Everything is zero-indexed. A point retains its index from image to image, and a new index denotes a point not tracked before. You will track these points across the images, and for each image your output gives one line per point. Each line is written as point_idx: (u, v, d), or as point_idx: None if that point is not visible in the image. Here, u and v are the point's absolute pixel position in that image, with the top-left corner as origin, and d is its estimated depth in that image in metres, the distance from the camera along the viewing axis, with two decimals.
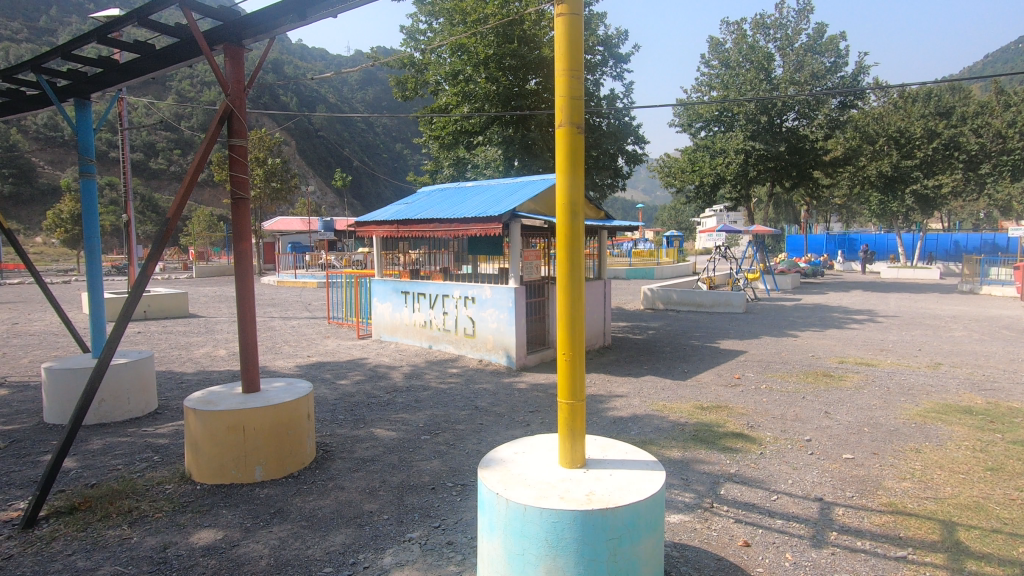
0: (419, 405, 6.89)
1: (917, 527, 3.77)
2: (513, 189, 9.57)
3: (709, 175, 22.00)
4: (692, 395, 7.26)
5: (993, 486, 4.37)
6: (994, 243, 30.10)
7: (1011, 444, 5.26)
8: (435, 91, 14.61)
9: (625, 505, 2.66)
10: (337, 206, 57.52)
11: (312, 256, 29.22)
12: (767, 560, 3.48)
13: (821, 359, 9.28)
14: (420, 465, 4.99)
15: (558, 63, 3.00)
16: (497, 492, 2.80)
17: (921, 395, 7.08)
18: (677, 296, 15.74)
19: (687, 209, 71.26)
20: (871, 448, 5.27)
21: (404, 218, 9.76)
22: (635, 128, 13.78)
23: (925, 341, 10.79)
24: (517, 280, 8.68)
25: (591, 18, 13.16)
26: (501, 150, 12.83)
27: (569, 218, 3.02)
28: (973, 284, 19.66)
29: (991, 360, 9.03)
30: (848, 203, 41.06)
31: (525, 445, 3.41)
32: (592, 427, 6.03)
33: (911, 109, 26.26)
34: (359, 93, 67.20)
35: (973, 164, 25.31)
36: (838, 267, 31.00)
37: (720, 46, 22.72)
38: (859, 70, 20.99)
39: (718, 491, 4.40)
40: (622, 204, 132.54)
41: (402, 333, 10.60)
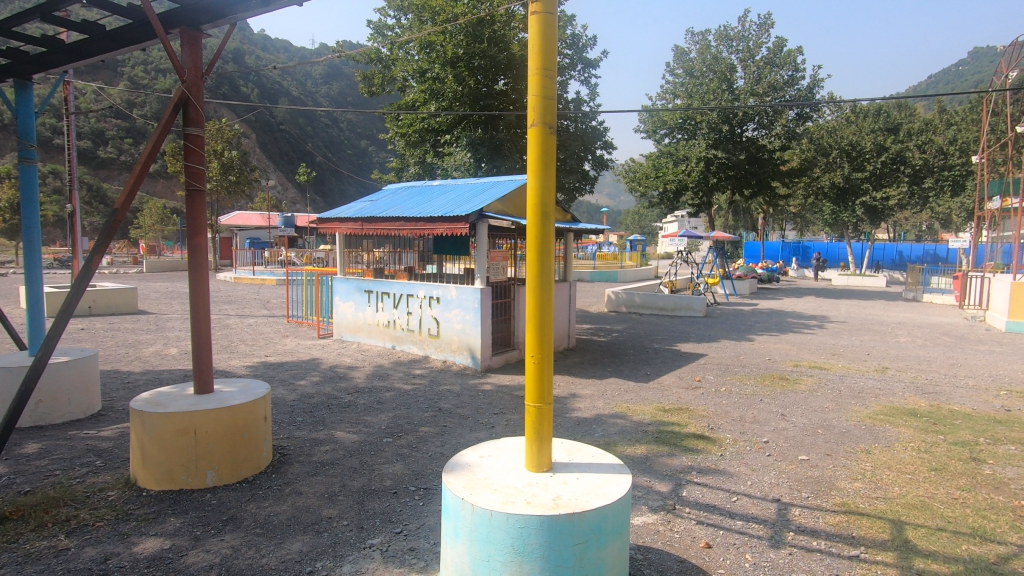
0: (381, 407, 6.72)
1: (868, 526, 3.89)
2: (480, 190, 9.49)
3: (672, 182, 22.46)
4: (655, 397, 7.35)
5: (937, 486, 4.56)
6: (935, 253, 31.81)
7: (953, 446, 5.52)
8: (402, 88, 14.40)
9: (591, 509, 2.63)
10: (298, 202, 56.12)
11: (272, 253, 28.40)
12: (728, 561, 3.53)
13: (777, 363, 9.57)
14: (382, 469, 4.87)
15: (530, 63, 2.98)
16: (462, 497, 2.74)
17: (870, 397, 7.37)
18: (640, 299, 15.98)
19: (650, 214, 72.42)
20: (825, 449, 5.44)
21: (369, 216, 9.58)
22: (603, 133, 13.88)
23: (873, 346, 11.25)
24: (483, 281, 8.62)
25: (563, 20, 13.28)
26: (470, 153, 12.74)
27: (540, 217, 2.98)
28: (916, 293, 20.67)
29: (933, 365, 9.50)
30: (801, 212, 42.80)
31: (491, 449, 3.36)
32: (557, 429, 6.01)
33: (862, 122, 27.28)
34: (324, 87, 65.73)
35: (918, 179, 26.59)
36: (793, 274, 32.09)
37: (685, 55, 23.24)
38: (814, 83, 21.75)
39: (681, 493, 4.44)
40: (587, 208, 134.48)
41: (364, 334, 10.39)
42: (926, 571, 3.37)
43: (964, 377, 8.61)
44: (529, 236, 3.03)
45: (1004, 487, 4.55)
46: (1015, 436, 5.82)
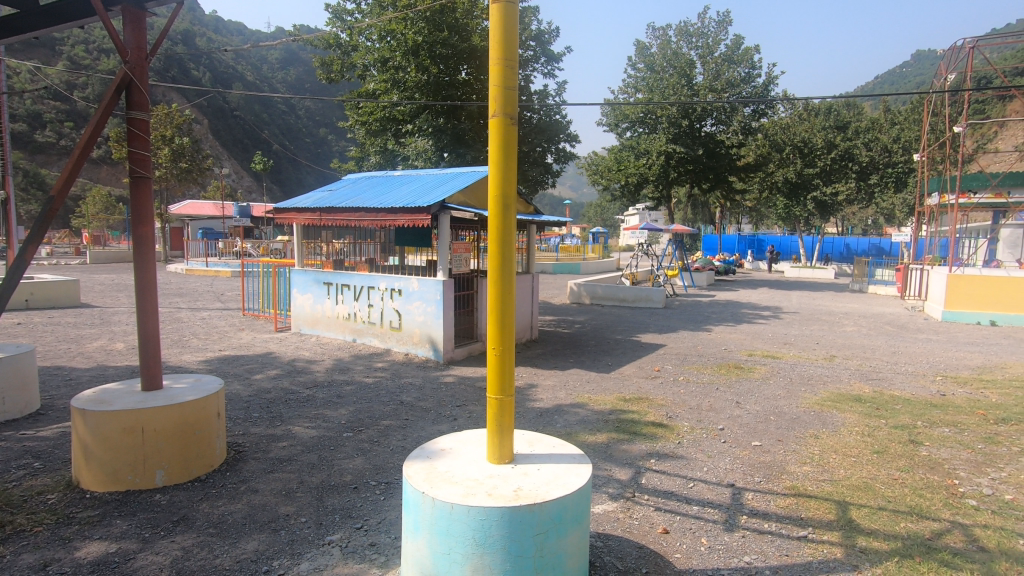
0: (341, 401, 6.60)
1: (816, 508, 4.07)
2: (442, 181, 9.38)
3: (633, 175, 22.79)
4: (616, 387, 7.46)
5: (879, 467, 4.80)
6: (879, 247, 33.39)
7: (894, 429, 5.82)
8: (362, 75, 14.08)
9: (552, 500, 2.65)
10: (254, 191, 54.32)
11: (226, 244, 27.43)
12: (684, 546, 3.62)
13: (732, 352, 9.87)
14: (341, 464, 4.79)
15: (491, 53, 2.94)
16: (422, 491, 2.72)
17: (819, 385, 7.68)
18: (603, 291, 16.18)
19: (612, 207, 73.24)
20: (777, 435, 5.65)
21: (328, 207, 9.36)
22: (566, 126, 13.88)
23: (822, 335, 11.73)
24: (445, 273, 8.54)
25: (527, 11, 13.21)
26: (432, 141, 12.61)
27: (502, 208, 2.97)
28: (862, 284, 21.65)
29: (877, 353, 9.99)
30: (756, 206, 44.18)
31: (453, 442, 3.35)
32: (519, 420, 6.03)
33: (814, 120, 28.26)
34: (280, 72, 63.62)
35: (865, 175, 27.82)
36: (748, 266, 33.12)
37: (646, 50, 23.51)
38: (769, 80, 22.37)
39: (640, 481, 4.53)
40: (551, 200, 135.11)
41: (324, 326, 10.17)
42: (868, 549, 3.55)
43: (904, 364, 9.09)
44: (490, 228, 3.00)
45: (939, 467, 4.83)
46: (949, 419, 6.18)
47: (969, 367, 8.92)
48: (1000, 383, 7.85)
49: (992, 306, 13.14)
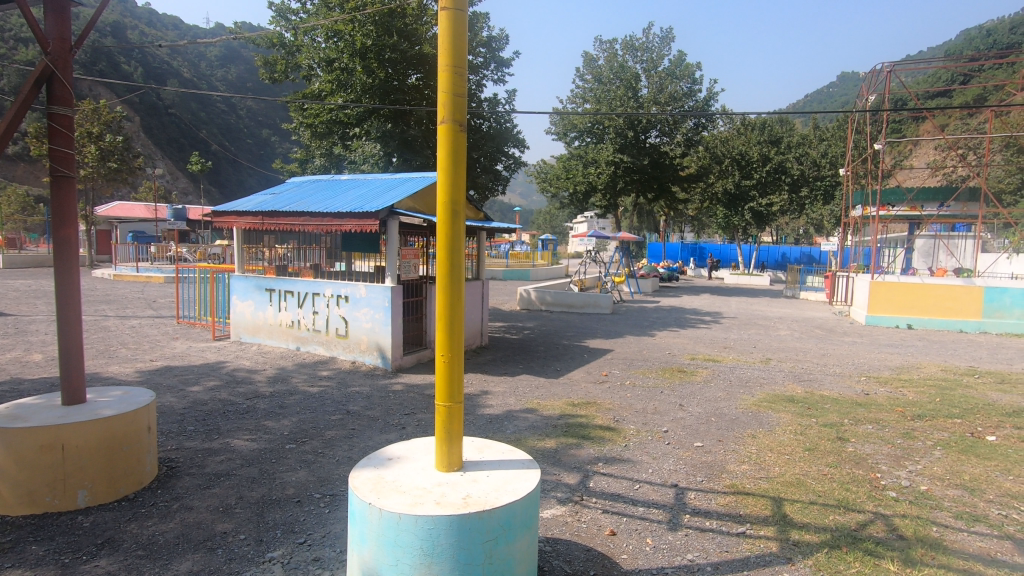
0: (284, 412, 6.37)
1: (753, 505, 4.25)
2: (391, 186, 9.26)
3: (582, 183, 23.24)
4: (565, 392, 7.55)
5: (810, 464, 5.08)
6: (810, 255, 35.43)
7: (823, 427, 6.18)
8: (307, 76, 13.74)
9: (501, 506, 2.65)
10: (190, 193, 51.79)
11: (159, 248, 26.01)
12: (630, 547, 3.70)
13: (676, 356, 10.21)
14: (284, 477, 4.62)
15: (440, 59, 2.95)
16: (368, 502, 2.66)
17: (756, 386, 8.05)
18: (552, 297, 16.36)
19: (560, 214, 74.29)
20: (717, 435, 5.87)
21: (270, 210, 9.05)
22: (516, 134, 13.98)
23: (758, 339, 12.31)
24: (394, 279, 8.43)
25: (477, 19, 13.27)
26: (380, 145, 12.40)
27: (451, 214, 2.96)
28: (794, 290, 22.87)
29: (808, 355, 10.57)
30: (698, 216, 46.01)
31: (401, 450, 3.30)
32: (468, 427, 6.00)
33: (750, 133, 29.71)
34: (220, 70, 61.12)
35: (796, 187, 29.51)
36: (690, 273, 34.35)
37: (594, 62, 24.07)
38: (710, 95, 23.39)
39: (588, 484, 4.60)
40: (501, 207, 135.83)
41: (265, 334, 9.80)
42: (801, 542, 3.74)
43: (832, 365, 9.68)
44: (439, 233, 3.00)
45: (863, 462, 5.15)
46: (872, 416, 6.62)
47: (889, 368, 9.59)
48: (916, 382, 8.47)
49: (908, 310, 14.17)
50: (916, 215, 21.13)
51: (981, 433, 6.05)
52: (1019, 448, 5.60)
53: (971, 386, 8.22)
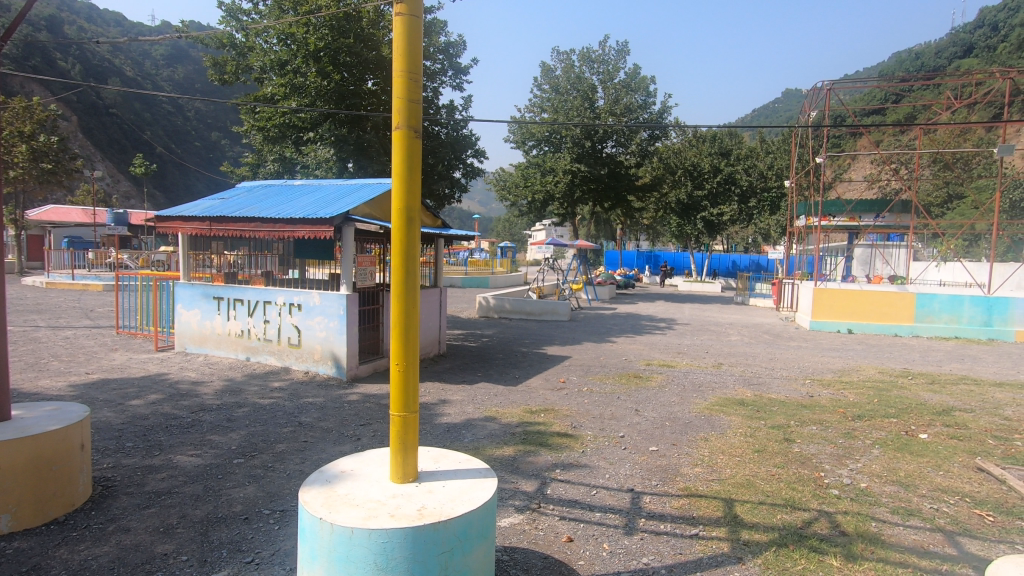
0: (232, 425, 6.11)
1: (705, 506, 4.36)
2: (346, 192, 9.09)
3: (540, 191, 23.47)
4: (522, 399, 7.56)
5: (760, 465, 5.24)
6: (758, 263, 36.85)
7: (771, 429, 6.41)
8: (259, 78, 13.39)
9: (457, 516, 2.62)
10: (133, 197, 49.38)
11: (98, 254, 24.64)
12: (587, 552, 3.72)
13: (632, 362, 10.39)
14: (231, 493, 4.43)
15: (395, 65, 2.92)
16: (320, 517, 2.58)
17: (708, 390, 8.28)
18: (510, 305, 16.38)
19: (519, 222, 74.56)
20: (671, 439, 6.00)
21: (219, 215, 8.74)
22: (474, 141, 14.00)
23: (710, 344, 12.68)
24: (349, 287, 8.24)
25: (434, 24, 13.24)
26: (334, 150, 12.20)
27: (406, 220, 2.93)
28: (744, 297, 23.70)
29: (757, 360, 10.96)
30: (652, 225, 47.19)
31: (354, 463, 3.22)
32: (425, 436, 5.92)
33: (701, 145, 30.65)
34: (166, 69, 58.73)
35: (745, 198, 30.72)
36: (646, 280, 35.12)
37: (551, 72, 24.39)
38: (663, 108, 24.12)
39: (545, 491, 4.61)
40: (460, 215, 135.66)
41: (212, 345, 9.41)
42: (751, 541, 3.85)
43: (779, 369, 10.07)
44: (394, 240, 2.95)
45: (808, 462, 5.36)
46: (816, 417, 6.91)
47: (831, 370, 10.06)
48: (855, 384, 8.92)
49: (848, 316, 14.91)
50: (854, 226, 22.33)
51: (914, 431, 6.41)
52: (949, 444, 5.96)
53: (905, 387, 8.71)
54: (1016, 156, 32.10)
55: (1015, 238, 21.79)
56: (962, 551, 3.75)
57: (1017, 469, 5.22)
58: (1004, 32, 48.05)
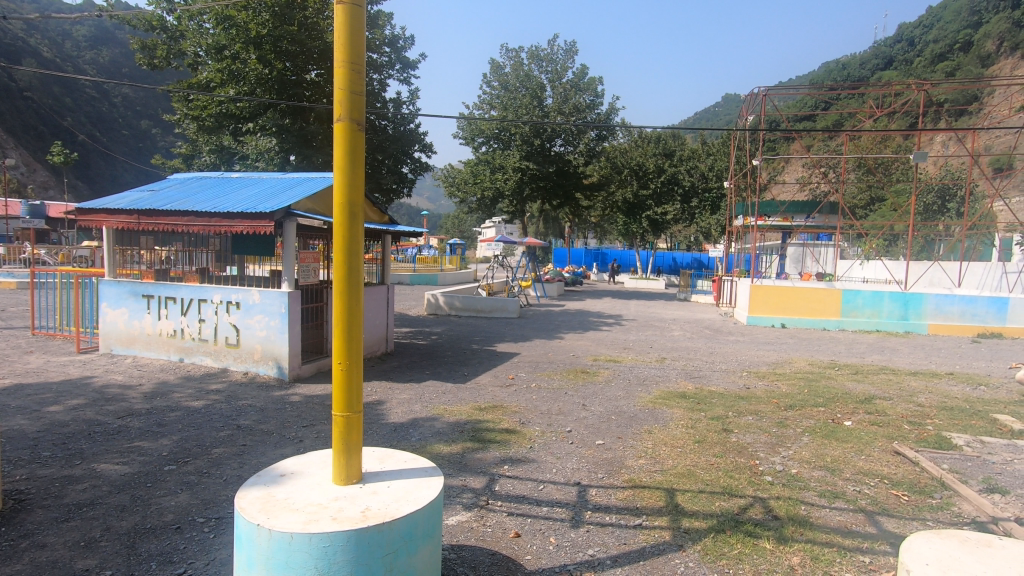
0: (163, 430, 5.78)
1: (648, 497, 4.48)
2: (288, 185, 8.75)
3: (489, 189, 23.46)
4: (471, 397, 7.53)
5: (700, 455, 5.44)
6: (699, 261, 38.27)
7: (710, 420, 6.67)
8: (193, 64, 12.70)
9: (401, 517, 2.57)
10: (51, 188, 45.75)
11: (11, 249, 22.71)
12: (534, 547, 3.75)
13: (579, 358, 10.57)
14: (161, 502, 4.19)
15: (337, 55, 2.84)
16: (257, 523, 2.47)
17: (652, 384, 8.52)
18: (460, 302, 16.29)
19: (469, 219, 74.22)
20: (617, 433, 6.14)
21: (148, 208, 8.23)
22: (422, 136, 13.80)
23: (654, 339, 13.07)
24: (291, 284, 7.94)
25: (381, 16, 12.96)
26: (276, 141, 11.69)
27: (348, 216, 2.85)
28: (687, 294, 24.55)
29: (698, 354, 11.37)
30: (600, 223, 48.18)
31: (295, 465, 3.12)
32: (371, 437, 5.79)
33: (646, 146, 31.57)
34: (89, 51, 54.66)
35: (688, 198, 31.77)
36: (593, 277, 35.79)
37: (500, 69, 24.38)
38: (610, 110, 24.59)
39: (493, 488, 4.61)
40: (408, 211, 133.74)
41: (141, 346, 8.87)
42: (691, 529, 3.98)
43: (718, 362, 10.49)
44: (336, 236, 2.86)
45: (744, 451, 5.61)
46: (751, 408, 7.25)
47: (765, 363, 10.56)
48: (788, 375, 9.41)
49: (783, 311, 15.71)
50: (787, 226, 23.53)
51: (839, 419, 6.83)
52: (870, 430, 6.39)
53: (833, 378, 9.27)
54: (929, 163, 34.71)
55: (928, 238, 23.59)
56: (881, 529, 4.03)
57: (929, 451, 5.65)
58: (919, 46, 51.79)
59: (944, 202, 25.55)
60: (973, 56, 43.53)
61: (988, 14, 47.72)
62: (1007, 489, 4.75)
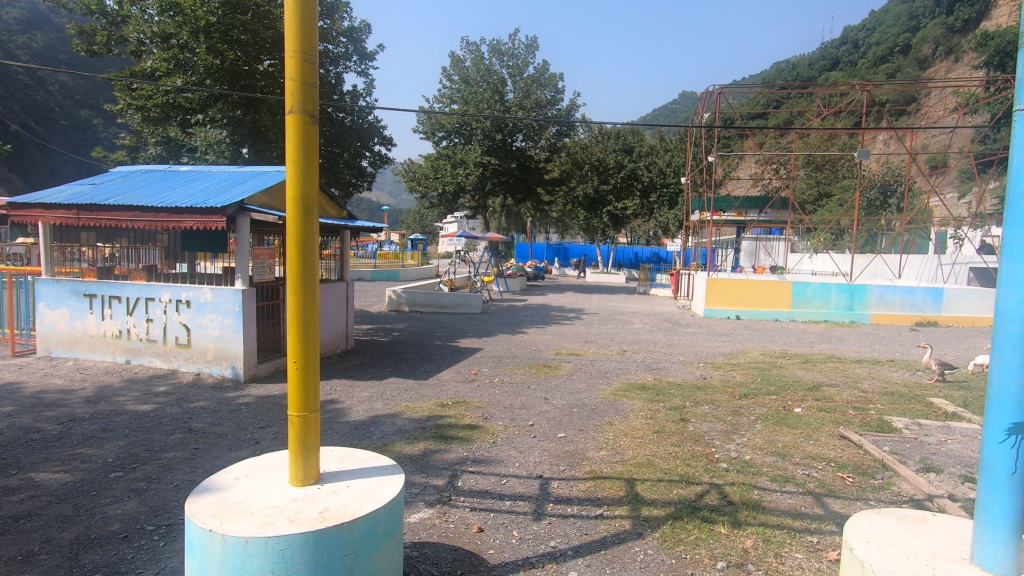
0: (108, 436, 5.52)
1: (609, 487, 4.57)
2: (240, 179, 8.47)
3: (450, 184, 23.32)
4: (433, 393, 7.48)
5: (659, 445, 5.57)
6: (658, 255, 39.10)
7: (669, 410, 6.84)
8: (136, 52, 12.08)
9: (361, 516, 2.54)
10: None
11: None
12: (497, 541, 3.77)
13: (542, 352, 10.65)
14: (106, 511, 4.00)
15: (287, 45, 2.75)
16: (209, 529, 2.40)
17: (612, 377, 8.67)
18: (422, 298, 16.14)
19: (431, 214, 73.38)
20: (579, 425, 6.22)
21: (88, 203, 7.80)
22: (381, 129, 13.56)
23: (615, 333, 13.28)
24: (245, 282, 7.68)
25: (337, 5, 12.63)
26: (227, 133, 11.29)
27: (302, 211, 2.78)
28: (646, 287, 25.05)
29: (657, 346, 11.63)
30: (562, 218, 48.69)
31: (251, 468, 3.04)
32: (331, 436, 5.68)
33: (606, 142, 31.94)
34: (19, 33, 50.96)
35: (647, 194, 32.08)
36: (556, 272, 36.13)
37: (460, 63, 24.15)
38: (571, 106, 24.68)
39: (456, 484, 4.61)
40: (368, 206, 131.55)
41: (84, 347, 8.44)
42: (650, 517, 4.08)
43: (677, 354, 10.76)
44: (289, 231, 2.78)
45: (701, 439, 5.77)
46: (708, 397, 7.46)
47: (721, 354, 10.89)
48: (742, 365, 9.74)
49: (738, 303, 16.21)
50: (741, 220, 24.27)
51: (790, 406, 7.11)
52: (818, 416, 6.69)
53: (784, 366, 9.66)
54: (871, 161, 36.43)
55: (871, 232, 24.78)
56: (827, 510, 4.23)
57: (871, 434, 5.95)
58: (863, 49, 54.15)
59: (886, 197, 26.90)
60: (912, 60, 45.82)
61: (924, 19, 50.23)
62: (942, 467, 5.05)
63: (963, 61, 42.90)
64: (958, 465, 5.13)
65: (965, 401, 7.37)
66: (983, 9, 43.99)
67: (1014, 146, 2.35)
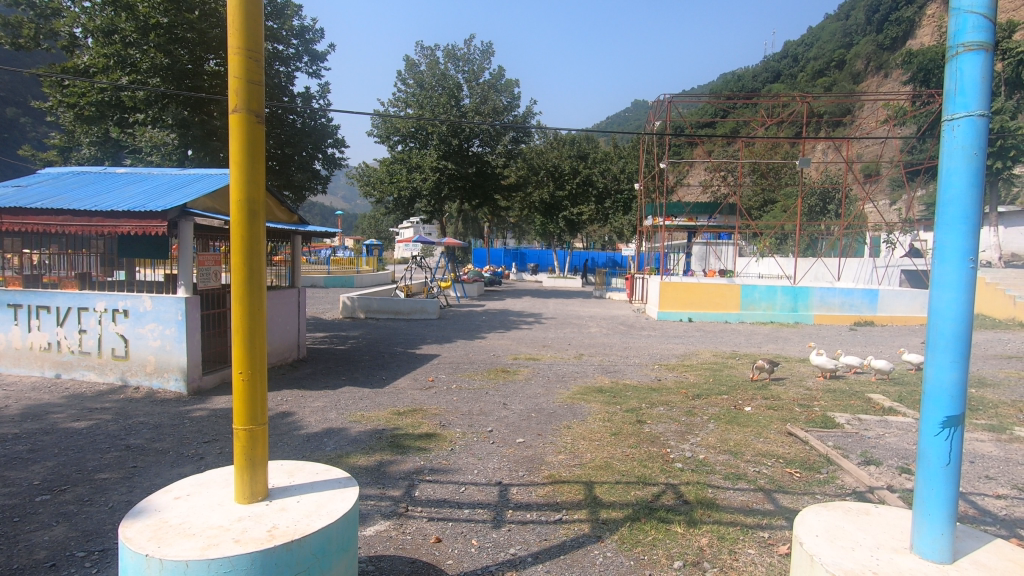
0: (35, 457, 5.12)
1: (567, 491, 4.57)
2: (183, 182, 8.09)
3: (406, 188, 23.07)
4: (390, 401, 7.33)
5: (616, 447, 5.62)
6: (614, 259, 39.67)
7: (625, 412, 6.93)
8: (67, 46, 11.40)
9: (313, 533, 2.43)
10: None
11: None
12: (456, 551, 3.70)
13: (500, 357, 10.62)
14: (30, 539, 3.70)
15: (231, 41, 2.63)
16: (146, 554, 2.24)
17: (570, 380, 8.75)
18: (377, 304, 15.80)
19: (385, 220, 71.84)
20: (537, 430, 6.22)
21: (13, 207, 7.31)
22: (334, 132, 13.24)
23: (573, 337, 13.39)
24: (188, 290, 7.34)
25: (288, 5, 12.32)
26: (175, 135, 10.91)
27: (247, 215, 2.65)
28: (602, 291, 25.36)
29: (613, 349, 11.78)
30: (519, 223, 48.89)
31: (193, 485, 2.88)
32: (281, 449, 5.47)
33: (562, 149, 32.47)
34: None
35: (602, 199, 32.52)
36: (513, 276, 36.14)
37: (415, 67, 23.97)
38: (527, 112, 24.91)
39: (413, 494, 4.52)
40: (321, 211, 128.48)
41: (8, 362, 7.88)
42: (608, 519, 4.11)
43: (632, 356, 10.94)
44: (234, 237, 2.65)
45: (656, 440, 5.87)
46: (663, 398, 7.62)
47: (675, 356, 11.14)
48: (695, 366, 9.96)
49: (689, 306, 16.67)
50: (693, 225, 24.99)
51: (741, 405, 7.34)
52: (768, 414, 6.93)
53: (734, 367, 9.97)
54: (811, 168, 38.41)
55: (813, 236, 25.97)
56: (777, 505, 4.36)
57: (816, 431, 6.20)
58: (802, 63, 56.87)
59: (825, 204, 28.29)
60: (847, 74, 48.74)
61: (856, 36, 53.33)
62: (880, 460, 5.31)
63: (892, 77, 45.94)
64: (894, 457, 5.41)
65: (899, 397, 7.80)
66: (908, 29, 47.17)
67: (943, 154, 2.48)
